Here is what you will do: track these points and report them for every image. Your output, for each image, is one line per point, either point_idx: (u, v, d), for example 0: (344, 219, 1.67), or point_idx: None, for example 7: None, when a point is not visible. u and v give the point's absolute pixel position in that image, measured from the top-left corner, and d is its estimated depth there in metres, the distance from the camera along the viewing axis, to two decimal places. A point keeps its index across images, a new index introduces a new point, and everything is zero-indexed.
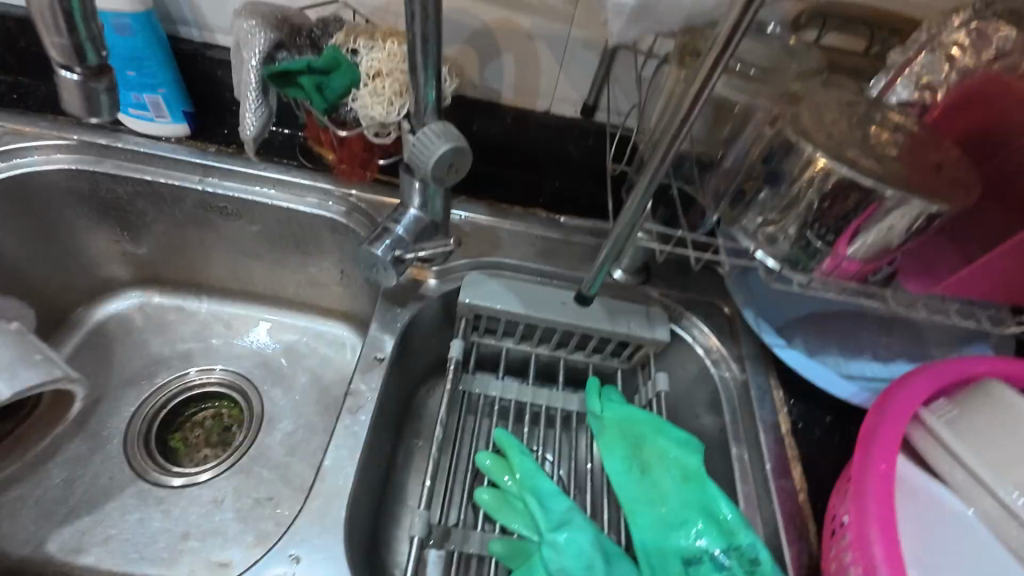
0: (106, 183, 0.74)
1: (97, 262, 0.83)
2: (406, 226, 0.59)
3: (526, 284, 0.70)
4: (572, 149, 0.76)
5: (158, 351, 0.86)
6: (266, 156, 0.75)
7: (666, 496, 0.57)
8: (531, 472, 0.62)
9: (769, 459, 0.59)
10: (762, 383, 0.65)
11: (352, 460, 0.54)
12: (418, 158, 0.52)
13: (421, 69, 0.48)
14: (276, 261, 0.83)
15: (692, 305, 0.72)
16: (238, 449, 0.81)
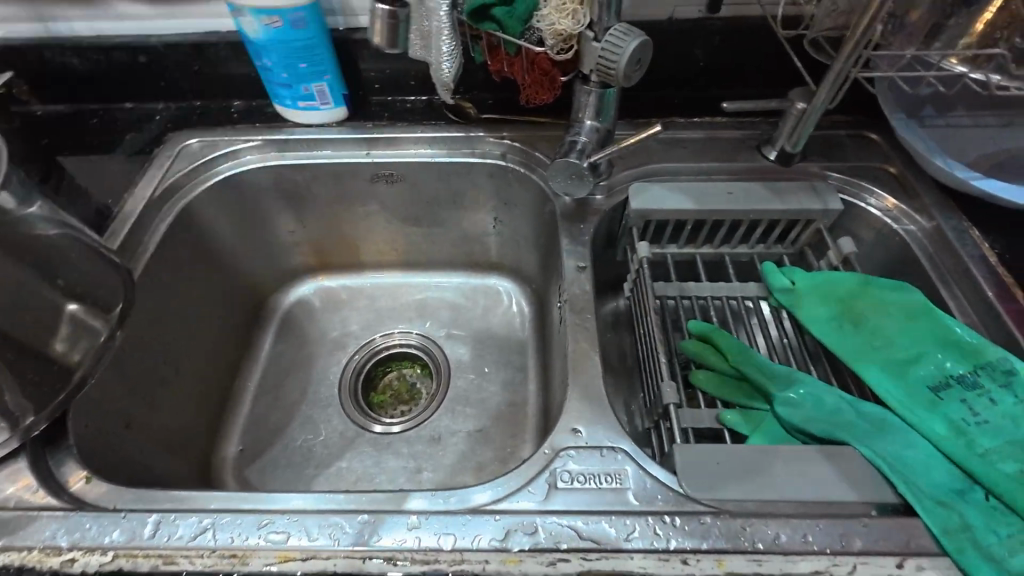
0: (287, 172, 0.82)
1: (282, 254, 0.93)
2: (588, 136, 0.64)
3: (690, 184, 0.73)
4: (700, 52, 0.74)
5: (344, 325, 0.96)
6: (418, 120, 0.82)
7: (891, 337, 0.58)
8: (741, 349, 0.65)
9: (988, 288, 0.59)
10: (957, 225, 0.65)
11: (592, 347, 0.58)
12: (607, 63, 0.55)
13: None
14: (433, 222, 0.90)
15: (857, 171, 0.73)
16: (434, 397, 0.88)
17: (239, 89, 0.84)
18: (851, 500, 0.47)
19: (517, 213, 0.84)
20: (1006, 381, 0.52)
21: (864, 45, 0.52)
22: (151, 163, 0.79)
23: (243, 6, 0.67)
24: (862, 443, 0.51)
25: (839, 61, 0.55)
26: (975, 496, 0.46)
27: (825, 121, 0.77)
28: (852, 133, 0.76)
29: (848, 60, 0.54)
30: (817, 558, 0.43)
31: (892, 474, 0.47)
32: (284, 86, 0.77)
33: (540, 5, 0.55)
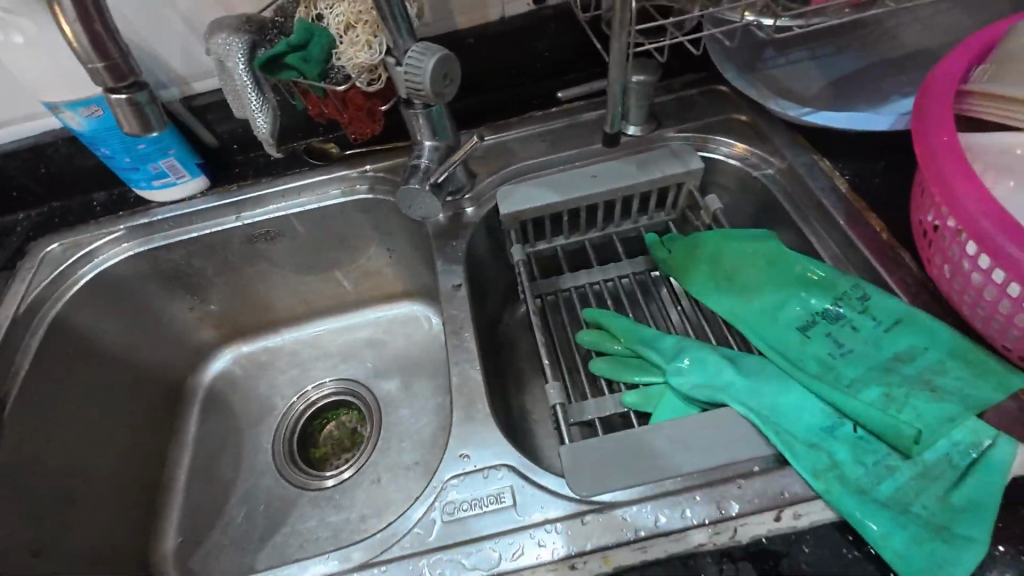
0: (162, 254, 0.80)
1: (186, 333, 0.91)
2: (430, 157, 0.63)
3: (554, 176, 0.73)
4: (540, 43, 0.77)
5: (268, 387, 0.94)
6: (281, 172, 0.81)
7: (760, 285, 0.59)
8: (633, 329, 0.66)
9: (841, 216, 0.60)
10: (807, 160, 0.66)
11: (473, 365, 0.58)
12: (414, 85, 0.55)
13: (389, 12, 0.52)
14: (329, 266, 0.89)
15: (711, 126, 0.73)
16: (369, 439, 0.87)
17: (94, 181, 0.82)
18: (734, 458, 0.47)
19: (405, 240, 0.83)
20: (864, 306, 0.52)
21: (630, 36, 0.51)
22: (15, 278, 0.77)
23: (57, 103, 0.66)
24: (738, 400, 0.51)
25: (614, 38, 0.52)
26: (843, 431, 0.47)
27: (676, 83, 0.77)
28: (702, 89, 0.76)
29: (620, 59, 0.53)
30: (698, 531, 0.43)
31: (763, 425, 0.48)
32: (130, 170, 0.74)
33: (337, 42, 0.55)
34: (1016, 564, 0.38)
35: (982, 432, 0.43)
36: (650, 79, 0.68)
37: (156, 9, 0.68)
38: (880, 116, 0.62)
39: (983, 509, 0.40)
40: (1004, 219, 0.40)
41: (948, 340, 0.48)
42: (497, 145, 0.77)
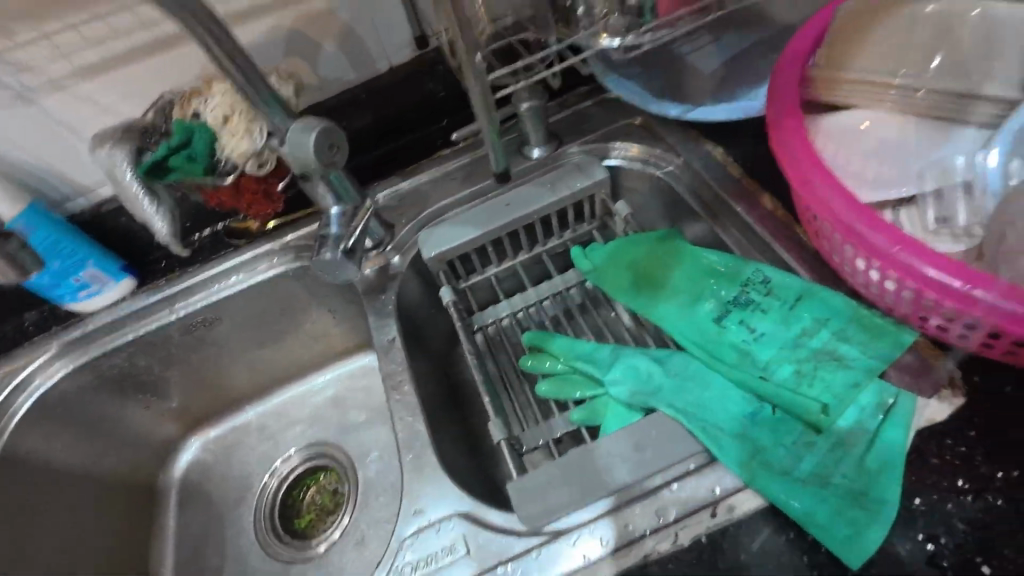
0: (104, 362, 0.80)
1: (147, 432, 0.90)
2: (339, 224, 0.63)
3: (469, 211, 0.74)
4: (432, 84, 0.79)
5: (241, 467, 0.93)
6: (207, 257, 0.81)
7: (674, 284, 0.61)
8: (570, 346, 0.67)
9: (738, 202, 0.62)
10: (701, 153, 0.68)
11: (415, 418, 0.59)
12: (302, 162, 0.56)
13: (260, 102, 0.53)
14: (276, 336, 0.89)
15: (611, 134, 0.75)
16: (350, 496, 0.88)
17: (22, 303, 0.82)
18: (670, 462, 0.48)
19: (343, 298, 0.84)
20: (768, 289, 0.55)
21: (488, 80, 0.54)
22: None
23: None
24: (667, 402, 0.53)
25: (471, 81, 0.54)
26: (763, 415, 0.49)
27: (572, 98, 0.79)
28: (597, 100, 0.79)
29: (484, 104, 0.56)
30: (641, 543, 0.45)
31: (690, 424, 0.49)
32: (52, 288, 0.74)
33: (218, 136, 0.56)
34: (928, 517, 0.41)
35: (885, 392, 0.46)
36: (538, 103, 0.70)
37: (41, 129, 0.68)
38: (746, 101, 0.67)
39: (893, 469, 0.43)
40: (849, 194, 0.42)
41: (844, 308, 0.50)
42: (411, 191, 0.78)
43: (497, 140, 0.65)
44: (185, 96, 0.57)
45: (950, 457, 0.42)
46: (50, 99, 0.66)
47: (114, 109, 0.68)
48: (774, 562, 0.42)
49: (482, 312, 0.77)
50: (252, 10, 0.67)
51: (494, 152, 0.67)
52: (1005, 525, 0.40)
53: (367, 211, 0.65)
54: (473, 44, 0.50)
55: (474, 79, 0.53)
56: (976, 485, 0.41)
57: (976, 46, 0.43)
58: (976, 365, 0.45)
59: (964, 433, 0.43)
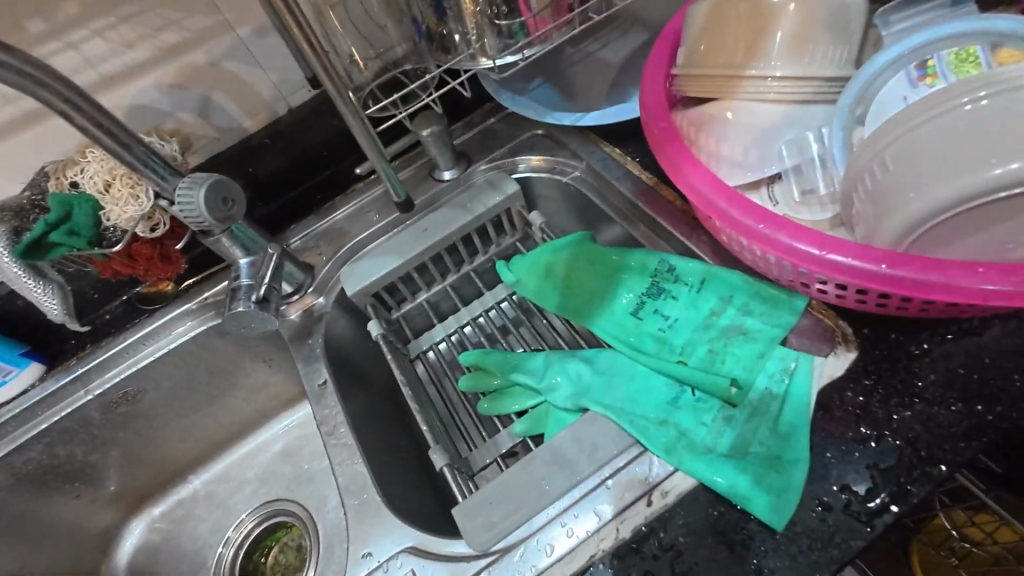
0: (19, 458, 0.74)
1: (82, 525, 0.84)
2: (248, 273, 0.62)
3: (388, 242, 0.74)
4: (335, 121, 0.79)
5: (193, 542, 0.88)
6: (120, 330, 0.77)
7: (592, 284, 0.63)
8: (504, 359, 0.67)
9: (640, 198, 0.65)
10: (601, 155, 0.71)
11: (355, 460, 0.58)
12: (195, 219, 0.54)
13: (138, 158, 0.52)
14: (211, 399, 0.85)
15: (516, 148, 0.77)
16: (313, 550, 0.84)
17: None
18: (603, 459, 0.49)
19: (275, 348, 0.81)
20: (675, 276, 0.57)
21: (369, 120, 0.56)
22: None
23: None
24: (596, 400, 0.54)
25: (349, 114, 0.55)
26: (684, 398, 0.51)
27: (475, 118, 0.81)
28: (499, 116, 0.80)
29: (370, 142, 0.58)
30: (585, 546, 0.46)
31: (619, 417, 0.51)
32: None
33: (101, 203, 0.54)
34: (838, 467, 0.43)
35: (787, 357, 0.49)
36: (439, 128, 0.71)
37: None
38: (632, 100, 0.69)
39: (801, 428, 0.45)
40: (714, 180, 0.46)
41: (743, 284, 0.53)
42: (328, 230, 0.77)
43: (393, 170, 0.64)
44: (58, 166, 0.54)
45: (850, 407, 0.45)
46: None
47: None
48: (709, 539, 0.43)
49: (417, 339, 0.77)
50: (128, 71, 0.65)
51: (387, 181, 0.65)
52: (905, 462, 0.43)
53: (276, 257, 0.64)
54: (346, 90, 0.53)
55: (353, 122, 0.55)
56: (876, 430, 0.44)
57: (818, 31, 0.45)
58: (863, 318, 0.49)
59: (860, 382, 0.46)
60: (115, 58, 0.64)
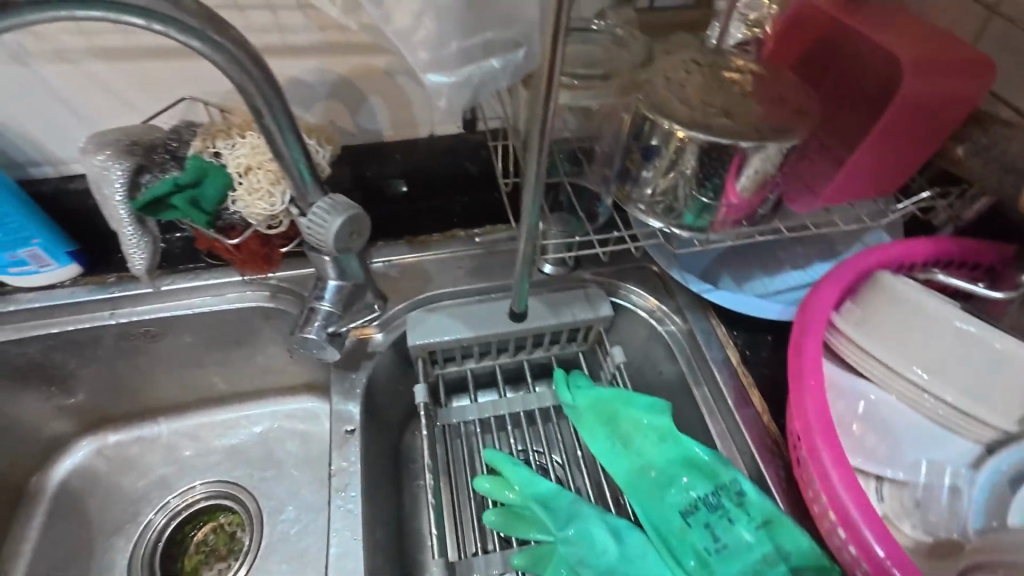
0: (12, 350, 0.70)
1: (38, 426, 0.80)
2: (332, 299, 0.60)
3: (468, 308, 0.72)
4: (468, 164, 0.77)
5: (136, 487, 0.84)
6: (170, 267, 0.73)
7: (651, 459, 0.61)
8: (529, 480, 0.65)
9: (729, 394, 0.63)
10: (705, 325, 0.69)
11: (353, 536, 0.56)
12: (316, 240, 0.52)
13: (293, 167, 0.49)
14: (221, 362, 0.82)
15: (624, 273, 0.75)
16: (248, 551, 0.81)
17: None
18: None
19: None
20: (740, 501, 0.55)
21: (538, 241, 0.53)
22: None
23: None
24: None
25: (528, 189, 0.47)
26: None
27: None
28: None
29: (531, 232, 0.51)
30: None
31: None
32: None
33: (235, 185, 0.51)
34: None
35: None
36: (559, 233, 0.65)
37: (31, 93, 0.60)
38: (745, 295, 0.67)
39: None
40: (836, 456, 0.46)
41: (808, 551, 0.51)
42: (414, 264, 0.75)
43: (526, 282, 0.60)
44: (209, 129, 0.52)
45: None
46: (53, 70, 0.59)
47: (127, 98, 0.62)
48: None
49: (449, 407, 0.74)
50: (307, 47, 0.63)
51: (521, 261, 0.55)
52: None
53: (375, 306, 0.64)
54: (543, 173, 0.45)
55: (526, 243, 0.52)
56: None
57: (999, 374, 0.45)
58: None
59: None
60: (303, 34, 0.61)
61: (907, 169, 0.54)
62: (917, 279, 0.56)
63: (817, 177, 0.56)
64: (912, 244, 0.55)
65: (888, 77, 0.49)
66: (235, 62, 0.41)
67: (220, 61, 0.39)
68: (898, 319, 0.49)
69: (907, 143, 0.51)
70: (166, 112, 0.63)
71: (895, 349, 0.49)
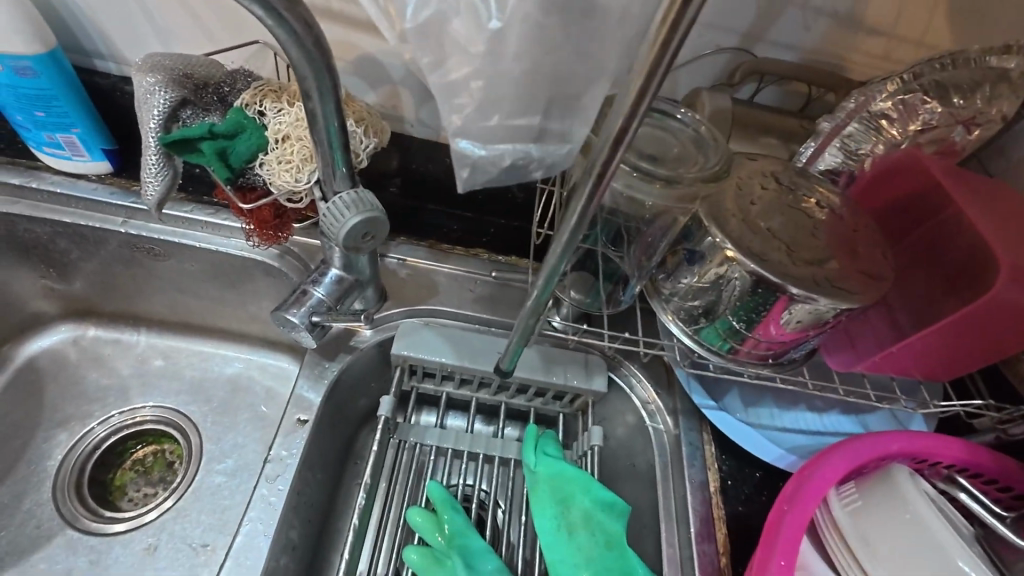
0: (23, 225, 0.70)
1: (27, 299, 0.81)
2: (327, 289, 0.57)
3: (463, 335, 0.69)
4: (515, 189, 0.74)
5: (96, 388, 0.84)
6: (195, 195, 0.73)
7: (590, 559, 0.57)
8: (462, 530, 0.62)
9: (694, 521, 0.59)
10: (695, 438, 0.65)
11: (264, 533, 0.54)
12: (329, 229, 0.50)
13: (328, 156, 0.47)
14: (214, 298, 0.81)
15: (632, 352, 0.71)
16: (175, 489, 0.79)
17: None
18: None
19: None
20: None
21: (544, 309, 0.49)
22: None
23: None
24: None
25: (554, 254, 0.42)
26: None
27: None
28: None
29: (539, 301, 0.47)
30: None
31: None
32: (22, 128, 0.66)
33: (267, 149, 0.49)
34: None
35: None
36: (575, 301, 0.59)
37: None
38: (747, 427, 0.62)
39: None
40: None
41: None
42: (427, 271, 0.72)
43: (520, 346, 0.55)
44: (262, 86, 0.51)
45: None
46: None
47: (204, 25, 0.61)
48: None
49: (411, 423, 0.71)
50: None
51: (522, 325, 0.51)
52: None
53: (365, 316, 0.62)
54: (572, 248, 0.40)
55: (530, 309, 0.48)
56: None
57: None
58: None
59: None
60: None
61: (965, 359, 0.48)
62: (933, 484, 0.51)
63: (864, 336, 0.51)
64: (942, 442, 0.49)
65: (975, 264, 0.45)
66: (304, 48, 0.39)
67: (286, 40, 0.38)
68: (898, 529, 0.44)
69: (972, 329, 0.45)
70: (237, 50, 0.62)
71: (884, 559, 0.43)
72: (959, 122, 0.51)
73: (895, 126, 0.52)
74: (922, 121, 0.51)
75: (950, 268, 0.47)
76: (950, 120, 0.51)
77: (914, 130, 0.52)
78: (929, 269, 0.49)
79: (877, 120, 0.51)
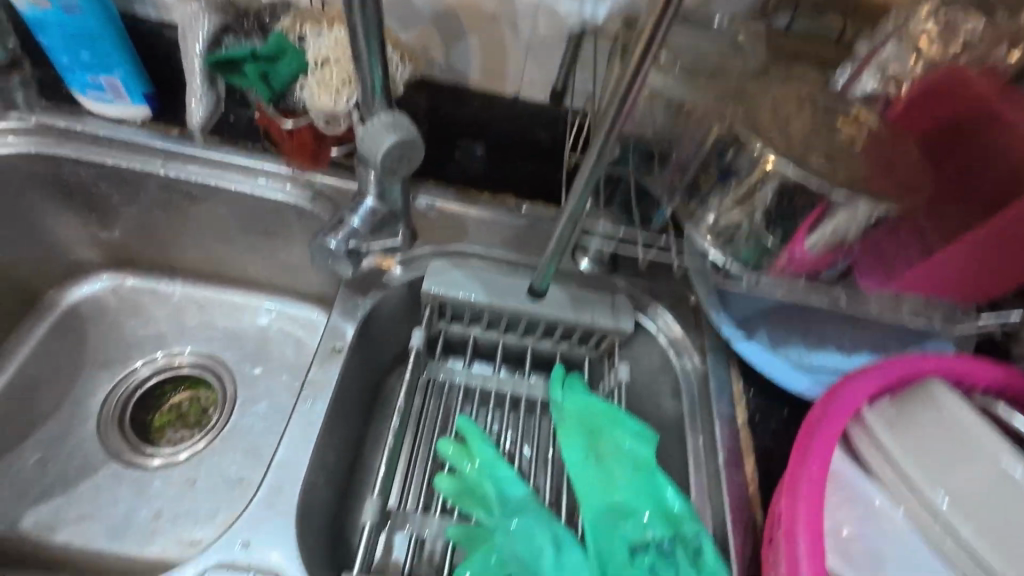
0: (68, 167, 0.72)
1: (69, 246, 0.83)
2: (364, 218, 0.60)
3: (492, 275, 0.70)
4: (542, 134, 0.75)
5: (135, 334, 0.87)
6: (230, 139, 0.74)
7: (618, 486, 0.58)
8: (491, 460, 0.63)
9: (721, 450, 0.60)
10: (723, 375, 0.65)
11: (304, 448, 0.56)
12: (366, 152, 0.51)
13: (367, 74, 0.48)
14: (247, 245, 0.83)
15: (658, 295, 0.71)
16: (211, 429, 0.82)
17: (38, 58, 0.75)
18: None
19: None
20: (693, 559, 0.51)
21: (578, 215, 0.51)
22: None
23: None
24: None
25: (589, 164, 0.45)
26: None
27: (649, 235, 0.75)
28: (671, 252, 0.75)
29: (574, 216, 0.51)
30: None
31: None
32: (66, 70, 0.68)
33: (306, 71, 0.55)
34: None
35: None
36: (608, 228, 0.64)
37: None
38: (778, 358, 0.62)
39: None
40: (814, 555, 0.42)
41: None
42: (456, 214, 0.73)
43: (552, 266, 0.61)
44: (302, 14, 0.57)
45: None
46: None
47: None
48: None
49: (440, 361, 0.73)
50: None
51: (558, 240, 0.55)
52: None
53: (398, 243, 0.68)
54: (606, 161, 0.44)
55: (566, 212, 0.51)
56: None
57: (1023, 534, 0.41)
58: None
59: None
60: None
61: (989, 278, 0.50)
62: (974, 405, 0.50)
63: (899, 258, 0.53)
64: (979, 364, 0.49)
65: (1009, 185, 0.48)
66: None
67: None
68: (932, 435, 0.45)
69: (997, 241, 0.48)
70: None
71: (921, 469, 0.44)
72: (1002, 41, 0.50)
73: (933, 46, 0.51)
74: (962, 41, 0.51)
75: (985, 192, 0.49)
76: (991, 39, 0.50)
77: (954, 52, 0.51)
78: (966, 194, 0.51)
79: (915, 40, 0.51)
